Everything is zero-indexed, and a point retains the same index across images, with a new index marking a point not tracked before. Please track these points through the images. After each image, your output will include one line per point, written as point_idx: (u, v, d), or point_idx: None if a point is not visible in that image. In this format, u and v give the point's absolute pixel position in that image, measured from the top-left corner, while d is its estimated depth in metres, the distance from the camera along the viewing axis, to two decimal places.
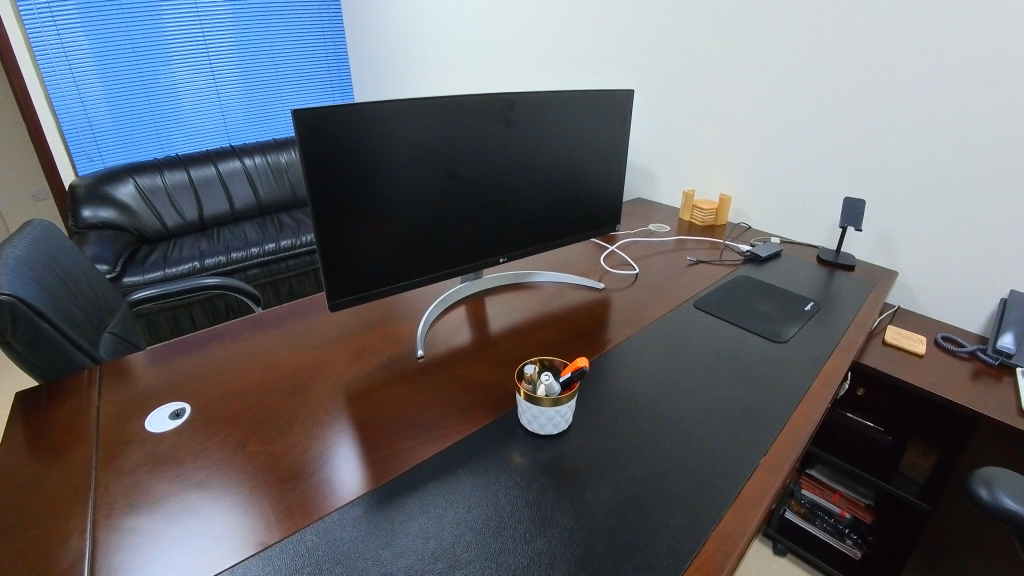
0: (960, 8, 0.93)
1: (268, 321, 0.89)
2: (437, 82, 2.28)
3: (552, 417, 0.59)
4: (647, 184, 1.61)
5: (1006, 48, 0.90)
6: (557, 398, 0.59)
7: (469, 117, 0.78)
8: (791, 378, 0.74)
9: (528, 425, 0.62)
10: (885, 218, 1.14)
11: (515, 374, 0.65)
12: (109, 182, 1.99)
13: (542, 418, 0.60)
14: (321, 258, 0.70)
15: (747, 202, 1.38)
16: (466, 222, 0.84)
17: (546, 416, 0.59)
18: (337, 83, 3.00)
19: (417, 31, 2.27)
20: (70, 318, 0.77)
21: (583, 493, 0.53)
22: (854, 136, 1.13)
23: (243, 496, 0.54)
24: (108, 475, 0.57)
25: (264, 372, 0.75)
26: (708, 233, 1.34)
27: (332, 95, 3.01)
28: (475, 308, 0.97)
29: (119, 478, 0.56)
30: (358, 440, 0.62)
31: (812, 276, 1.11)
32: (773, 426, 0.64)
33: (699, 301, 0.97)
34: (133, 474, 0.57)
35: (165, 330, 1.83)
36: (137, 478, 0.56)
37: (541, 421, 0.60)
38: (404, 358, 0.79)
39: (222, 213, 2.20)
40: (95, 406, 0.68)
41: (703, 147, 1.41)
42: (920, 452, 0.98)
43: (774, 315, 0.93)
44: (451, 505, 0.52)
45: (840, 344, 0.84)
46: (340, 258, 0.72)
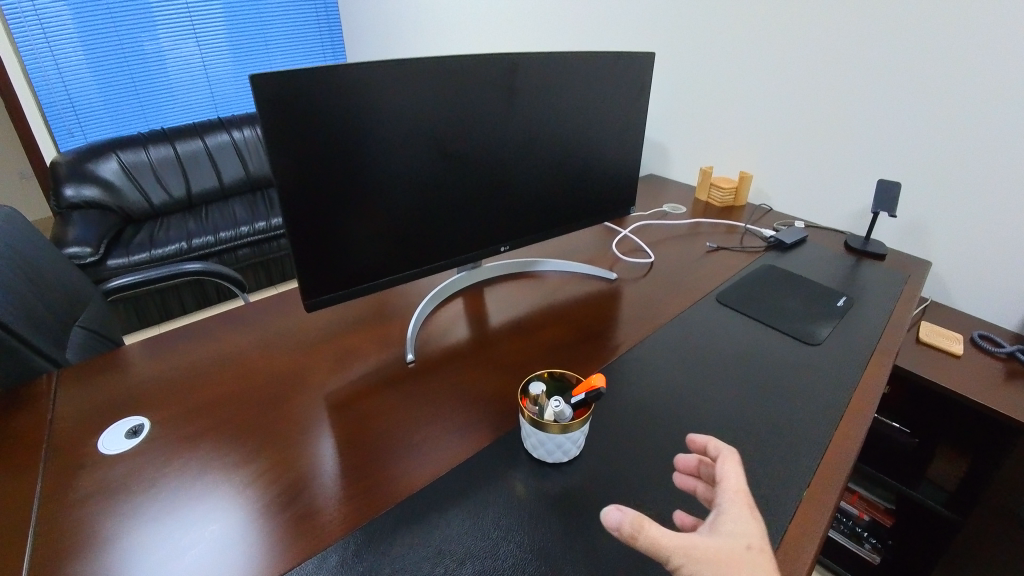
0: None
1: (248, 317, 0.81)
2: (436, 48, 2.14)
3: (561, 444, 0.53)
4: (660, 159, 1.51)
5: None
6: (566, 425, 0.52)
7: (464, 88, 0.68)
8: (824, 390, 0.67)
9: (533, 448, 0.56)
10: (921, 202, 1.04)
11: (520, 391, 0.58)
12: (93, 159, 1.91)
13: (548, 445, 0.53)
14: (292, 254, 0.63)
15: (769, 181, 1.27)
16: (460, 210, 0.75)
17: (554, 443, 0.53)
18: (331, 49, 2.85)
19: None
20: (30, 315, 0.70)
21: (595, 542, 0.46)
22: (891, 110, 1.02)
23: (198, 540, 0.47)
24: (49, 509, 0.50)
25: (235, 379, 0.67)
26: (725, 215, 1.25)
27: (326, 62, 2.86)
28: (473, 301, 0.89)
29: (61, 514, 0.50)
30: (336, 466, 0.55)
31: (840, 266, 1.02)
32: (804, 451, 0.57)
33: (721, 295, 0.89)
34: (79, 507, 0.51)
35: (155, 314, 1.76)
36: (84, 513, 0.50)
37: (547, 448, 0.54)
38: (393, 363, 0.72)
39: (210, 190, 2.11)
40: (47, 420, 0.61)
41: (723, 120, 1.30)
42: (949, 460, 0.92)
43: (802, 312, 0.85)
44: (439, 554, 0.45)
45: (876, 349, 0.76)
46: (316, 254, 0.64)
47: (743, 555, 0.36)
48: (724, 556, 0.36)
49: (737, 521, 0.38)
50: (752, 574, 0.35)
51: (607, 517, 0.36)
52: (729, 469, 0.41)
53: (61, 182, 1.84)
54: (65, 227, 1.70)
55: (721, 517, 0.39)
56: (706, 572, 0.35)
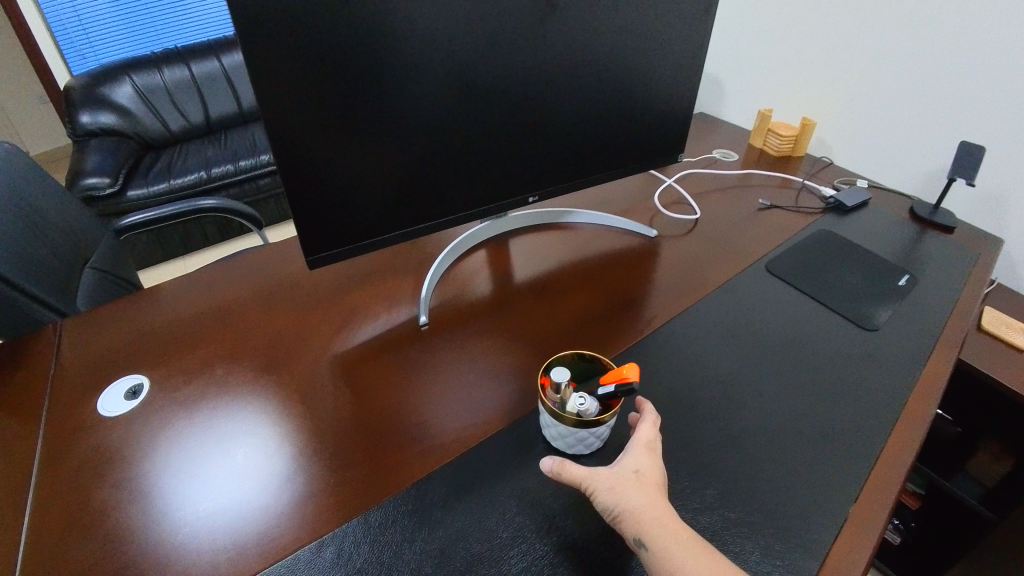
0: None
1: (258, 263, 0.77)
2: None
3: (583, 439, 0.49)
4: (715, 95, 1.36)
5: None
6: (591, 422, 0.48)
7: (491, 13, 0.58)
8: (874, 387, 0.61)
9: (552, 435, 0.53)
10: (1008, 170, 0.91)
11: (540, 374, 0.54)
12: (105, 83, 1.84)
13: (569, 439, 0.50)
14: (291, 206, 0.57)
15: (834, 131, 1.14)
16: (480, 158, 0.68)
17: (576, 438, 0.49)
18: None
19: None
20: (31, 262, 0.67)
21: (607, 553, 0.44)
22: (997, 58, 0.86)
23: (197, 518, 0.46)
24: (49, 474, 0.50)
25: (240, 336, 0.65)
26: (779, 167, 1.13)
27: None
28: (496, 255, 0.83)
29: (63, 481, 0.49)
30: (336, 444, 0.53)
31: (904, 236, 0.92)
32: (844, 462, 0.53)
33: (772, 263, 0.82)
34: (79, 474, 0.50)
35: (177, 245, 1.76)
36: (83, 479, 0.49)
37: (568, 441, 0.50)
38: (405, 326, 0.68)
39: (230, 114, 2.03)
40: (49, 371, 0.60)
41: (792, 56, 1.14)
42: (994, 455, 0.86)
43: (862, 289, 0.77)
44: (437, 555, 0.44)
45: (938, 340, 0.69)
46: (318, 205, 0.59)
47: (633, 479, 0.44)
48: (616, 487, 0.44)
49: (637, 455, 0.46)
50: (637, 492, 0.44)
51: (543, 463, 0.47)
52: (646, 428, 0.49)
53: (75, 108, 1.78)
54: (82, 155, 1.68)
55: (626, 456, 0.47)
56: (603, 493, 0.44)
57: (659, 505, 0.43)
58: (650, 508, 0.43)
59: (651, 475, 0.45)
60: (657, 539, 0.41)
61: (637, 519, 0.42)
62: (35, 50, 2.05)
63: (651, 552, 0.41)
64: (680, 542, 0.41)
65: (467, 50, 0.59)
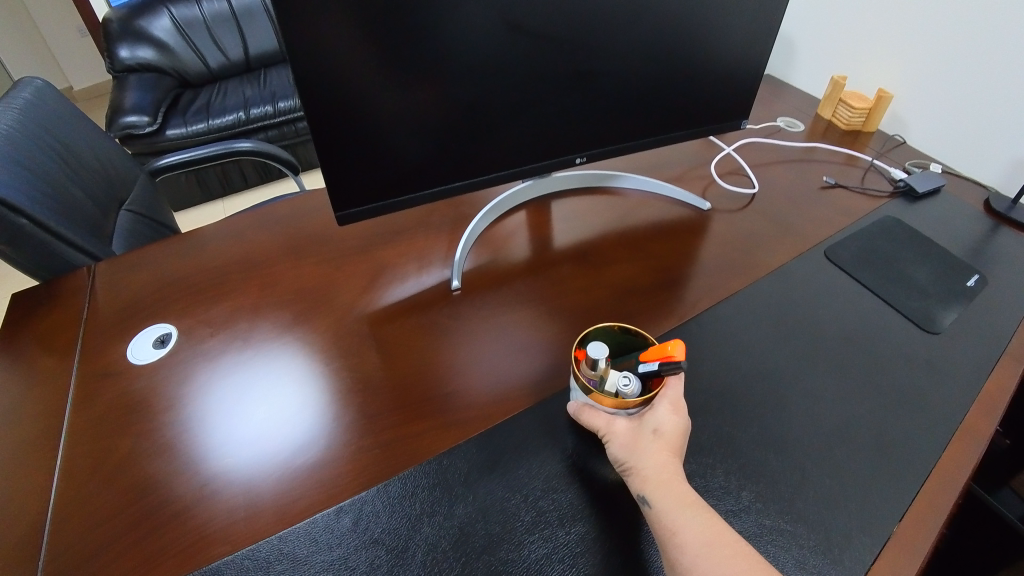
0: None
1: (290, 214, 0.76)
2: None
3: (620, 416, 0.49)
4: (783, 57, 1.25)
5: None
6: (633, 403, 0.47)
7: None
8: (932, 395, 0.56)
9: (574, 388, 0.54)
10: None
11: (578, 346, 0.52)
12: (143, 15, 1.82)
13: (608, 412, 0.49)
14: (319, 155, 0.55)
15: (914, 105, 1.03)
16: (520, 115, 0.63)
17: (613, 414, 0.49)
18: None
19: None
20: (68, 204, 0.67)
21: (630, 543, 0.42)
22: None
23: (217, 471, 0.47)
24: (81, 417, 0.51)
25: (269, 288, 0.64)
26: (847, 142, 1.04)
27: None
28: (537, 218, 0.79)
29: (93, 424, 0.50)
30: (358, 409, 0.52)
31: (980, 230, 0.84)
32: (890, 476, 0.49)
33: (831, 249, 0.76)
34: (108, 419, 0.51)
35: (217, 186, 1.78)
36: (113, 424, 0.50)
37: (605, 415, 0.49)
38: (436, 289, 0.66)
39: (269, 52, 1.98)
40: (84, 312, 0.61)
41: (876, 16, 1.02)
42: None
43: (928, 286, 0.71)
44: (455, 532, 0.43)
45: (1009, 349, 0.63)
46: (348, 159, 0.56)
47: (650, 438, 0.44)
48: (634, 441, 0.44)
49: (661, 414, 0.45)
50: (650, 452, 0.43)
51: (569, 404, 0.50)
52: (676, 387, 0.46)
53: (114, 42, 1.78)
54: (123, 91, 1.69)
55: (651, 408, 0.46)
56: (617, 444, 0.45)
57: (671, 467, 0.42)
58: (657, 468, 0.42)
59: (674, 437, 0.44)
60: (662, 496, 0.40)
61: (644, 478, 0.42)
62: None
63: (652, 510, 0.41)
64: (686, 501, 0.40)
65: None
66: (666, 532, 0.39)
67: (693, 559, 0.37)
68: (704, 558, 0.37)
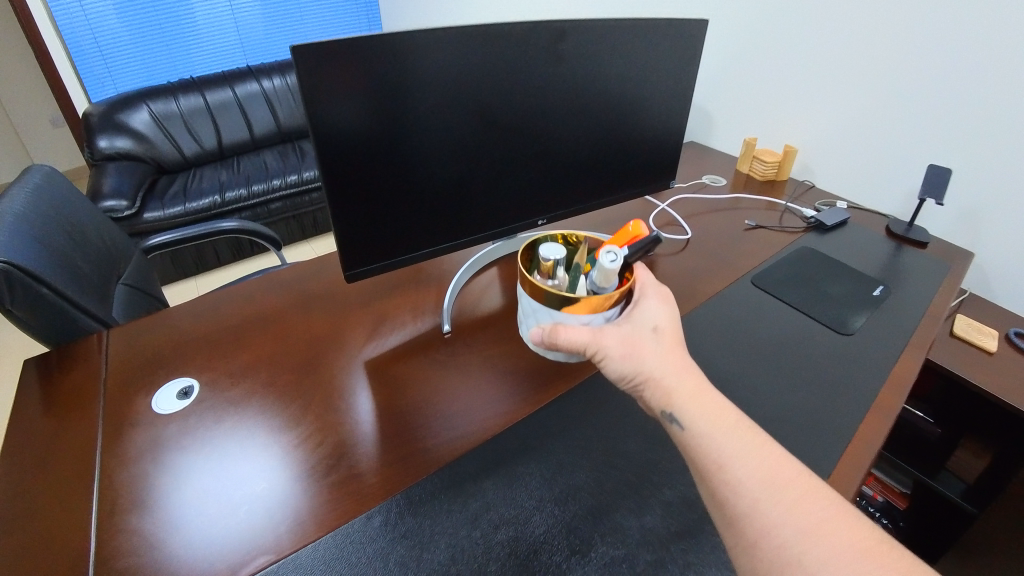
0: None
1: (287, 279, 0.84)
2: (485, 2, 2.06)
3: (603, 314, 0.57)
4: (703, 125, 1.45)
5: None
6: (614, 292, 0.56)
7: (506, 52, 0.64)
8: (854, 383, 0.67)
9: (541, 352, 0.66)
10: (974, 190, 0.99)
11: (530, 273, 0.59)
12: (123, 110, 2.03)
13: (593, 316, 0.57)
14: (332, 220, 0.62)
15: (816, 157, 1.22)
16: (495, 183, 0.74)
17: (597, 315, 0.57)
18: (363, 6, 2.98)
19: None
20: (77, 276, 0.73)
21: (628, 522, 0.50)
22: (961, 88, 0.95)
23: (257, 495, 0.51)
24: (112, 462, 0.54)
25: (280, 341, 0.71)
26: (766, 190, 1.21)
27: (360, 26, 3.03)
28: (508, 270, 0.89)
29: (125, 467, 0.54)
30: (374, 433, 0.57)
31: (882, 252, 0.99)
32: (829, 450, 0.58)
33: (756, 276, 0.88)
34: (140, 461, 0.54)
35: (192, 265, 1.90)
36: (144, 465, 0.54)
37: (592, 319, 0.57)
38: (430, 332, 0.73)
39: (241, 139, 2.25)
40: (104, 372, 0.65)
41: (775, 87, 1.23)
42: (974, 452, 0.92)
43: (839, 299, 0.83)
44: (478, 527, 0.50)
45: (910, 341, 0.75)
46: (355, 224, 0.64)
47: (653, 341, 0.51)
48: (633, 342, 0.50)
49: (650, 320, 0.53)
50: (660, 355, 0.49)
51: (532, 335, 0.55)
52: (654, 297, 0.55)
53: (95, 133, 1.97)
54: (104, 178, 1.84)
55: (636, 317, 0.54)
56: (620, 353, 0.50)
57: (681, 365, 0.49)
58: (677, 374, 0.48)
59: (669, 336, 0.52)
60: (698, 421, 0.45)
61: (670, 390, 0.47)
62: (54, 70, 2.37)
63: (684, 431, 0.45)
64: (723, 426, 0.45)
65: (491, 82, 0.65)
66: (714, 467, 0.43)
67: (755, 497, 0.40)
68: (765, 501, 0.40)
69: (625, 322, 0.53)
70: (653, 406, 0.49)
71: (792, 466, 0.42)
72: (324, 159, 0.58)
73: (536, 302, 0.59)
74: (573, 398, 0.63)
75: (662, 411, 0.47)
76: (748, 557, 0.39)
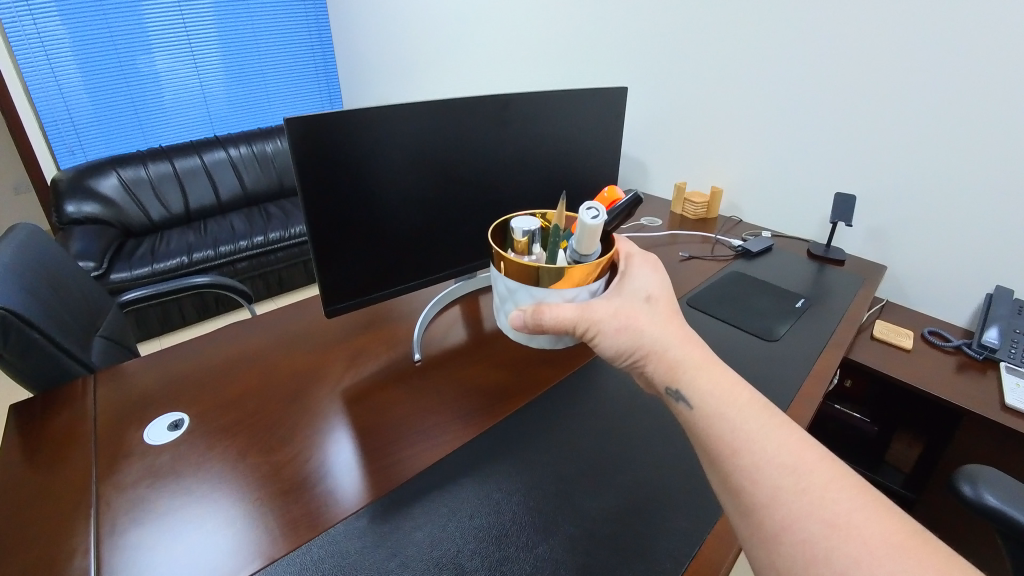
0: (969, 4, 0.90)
1: (265, 323, 0.89)
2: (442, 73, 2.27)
3: (588, 289, 0.56)
4: (641, 174, 1.61)
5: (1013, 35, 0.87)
6: (597, 261, 0.55)
7: (463, 118, 0.74)
8: (783, 379, 0.76)
9: (526, 341, 0.68)
10: (874, 214, 1.15)
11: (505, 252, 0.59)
12: (92, 176, 2.15)
13: (578, 291, 0.56)
14: (316, 265, 0.68)
15: (741, 195, 1.38)
16: (459, 229, 0.82)
17: (582, 290, 0.56)
18: (324, 82, 3.24)
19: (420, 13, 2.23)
20: (60, 324, 0.80)
21: (593, 502, 0.55)
22: (851, 130, 1.12)
23: (249, 508, 0.55)
24: (108, 489, 0.57)
25: (263, 377, 0.75)
26: (700, 226, 1.35)
27: (320, 101, 3.29)
28: (470, 306, 0.96)
29: (120, 493, 0.57)
30: (357, 448, 0.62)
31: (803, 271, 1.12)
32: None
33: (693, 298, 0.99)
34: (134, 488, 0.58)
35: (156, 323, 1.94)
36: (139, 490, 0.57)
37: (577, 294, 0.56)
38: (402, 361, 0.79)
39: (207, 203, 2.39)
40: (92, 415, 0.68)
41: (699, 137, 1.40)
42: (909, 444, 1.11)
43: (766, 312, 0.94)
44: (458, 516, 0.53)
45: (830, 343, 0.86)
46: (339, 266, 0.71)
47: (648, 311, 0.49)
48: (622, 313, 0.49)
49: (642, 291, 0.52)
50: (657, 325, 0.48)
51: (514, 320, 0.54)
52: (643, 269, 0.54)
53: (64, 199, 2.07)
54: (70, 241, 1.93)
55: (625, 289, 0.52)
56: (614, 326, 0.49)
57: (681, 335, 0.47)
58: (679, 347, 0.46)
59: (663, 306, 0.50)
60: (709, 399, 0.43)
61: (674, 363, 0.46)
62: (26, 140, 2.41)
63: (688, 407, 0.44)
64: (732, 403, 0.42)
65: (456, 134, 0.75)
66: (729, 451, 0.40)
67: (775, 484, 0.38)
68: (787, 490, 0.37)
69: (616, 295, 0.52)
70: (657, 382, 0.47)
71: (812, 450, 0.39)
72: (310, 210, 0.65)
73: (516, 281, 0.58)
74: (537, 407, 0.69)
75: (667, 388, 0.46)
76: (766, 551, 0.37)
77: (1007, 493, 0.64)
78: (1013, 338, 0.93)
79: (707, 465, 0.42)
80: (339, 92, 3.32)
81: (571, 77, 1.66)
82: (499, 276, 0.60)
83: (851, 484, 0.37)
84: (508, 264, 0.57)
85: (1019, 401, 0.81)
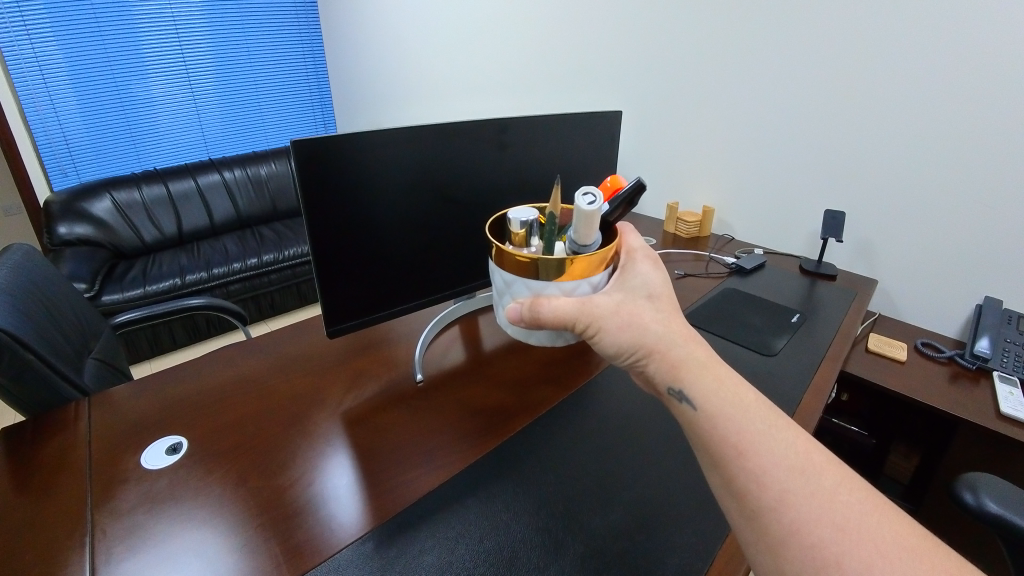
0: (945, 30, 0.94)
1: (262, 347, 0.88)
2: (435, 96, 2.29)
3: (589, 282, 0.56)
4: None
5: (986, 61, 0.92)
6: (597, 251, 0.54)
7: (463, 140, 0.76)
8: (782, 393, 0.77)
9: (524, 337, 0.65)
10: (863, 229, 1.17)
11: (502, 245, 0.58)
12: (84, 199, 2.14)
13: (578, 284, 0.56)
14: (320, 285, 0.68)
15: (732, 213, 1.40)
16: (458, 250, 0.82)
17: (583, 282, 0.55)
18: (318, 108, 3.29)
19: (413, 38, 2.27)
20: (54, 345, 0.79)
21: (601, 520, 0.54)
22: (837, 150, 1.15)
23: (249, 536, 0.53)
24: (104, 516, 0.56)
25: (261, 400, 0.74)
26: (692, 245, 1.36)
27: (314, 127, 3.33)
28: (468, 327, 0.96)
29: (117, 520, 0.55)
30: (359, 473, 0.61)
31: (795, 286, 1.13)
32: None
33: (690, 314, 1.00)
34: (132, 515, 0.56)
35: (144, 347, 1.91)
36: (136, 519, 0.56)
37: (577, 287, 0.56)
38: (403, 382, 0.79)
39: (200, 226, 2.39)
40: (85, 440, 0.67)
41: (690, 158, 1.43)
42: (903, 455, 1.15)
43: (763, 328, 0.95)
44: (466, 539, 0.52)
45: (826, 357, 0.87)
46: (343, 286, 0.71)
47: (651, 309, 0.49)
48: (619, 308, 0.49)
49: (643, 289, 0.52)
50: (661, 323, 0.48)
51: (510, 312, 0.52)
52: (648, 271, 0.55)
53: (55, 221, 2.06)
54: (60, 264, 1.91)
55: (632, 286, 0.53)
56: (616, 323, 0.48)
57: (683, 335, 0.48)
58: (683, 347, 0.47)
59: (664, 303, 0.50)
60: (721, 403, 0.42)
61: (677, 363, 0.46)
62: (19, 163, 2.39)
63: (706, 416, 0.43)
64: (745, 406, 0.42)
65: (454, 158, 0.76)
66: (735, 453, 0.40)
67: (782, 489, 0.38)
68: (795, 494, 0.37)
69: (617, 291, 0.52)
70: (658, 382, 0.47)
71: (832, 461, 0.39)
72: (313, 231, 0.65)
73: (514, 274, 0.57)
74: (540, 427, 0.69)
75: (669, 388, 0.45)
76: (777, 560, 0.36)
77: (1006, 498, 0.64)
78: (1003, 347, 0.94)
79: (709, 468, 0.42)
80: (333, 117, 3.37)
81: (563, 105, 1.70)
82: (496, 269, 0.60)
83: (862, 496, 0.38)
84: (506, 257, 0.57)
85: (1013, 408, 0.82)
